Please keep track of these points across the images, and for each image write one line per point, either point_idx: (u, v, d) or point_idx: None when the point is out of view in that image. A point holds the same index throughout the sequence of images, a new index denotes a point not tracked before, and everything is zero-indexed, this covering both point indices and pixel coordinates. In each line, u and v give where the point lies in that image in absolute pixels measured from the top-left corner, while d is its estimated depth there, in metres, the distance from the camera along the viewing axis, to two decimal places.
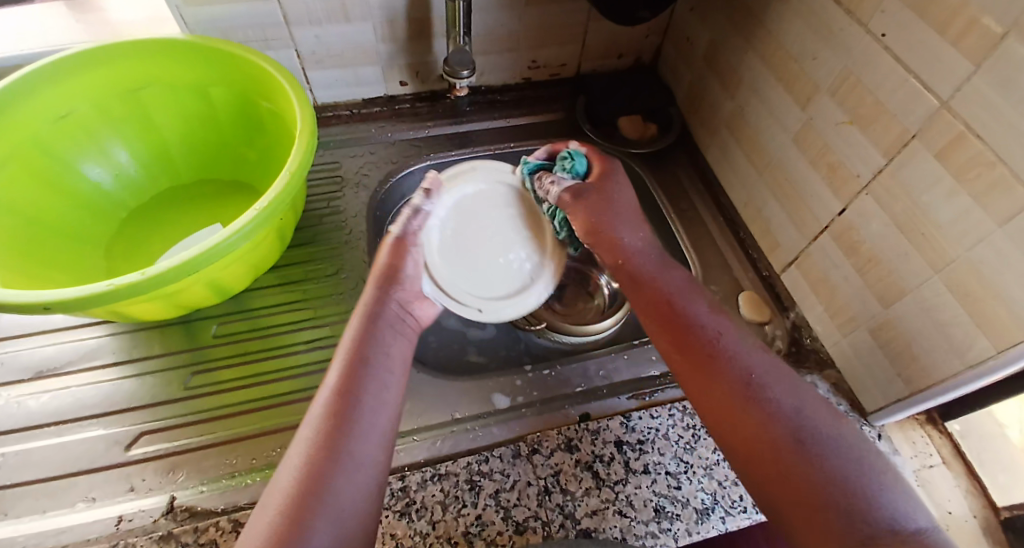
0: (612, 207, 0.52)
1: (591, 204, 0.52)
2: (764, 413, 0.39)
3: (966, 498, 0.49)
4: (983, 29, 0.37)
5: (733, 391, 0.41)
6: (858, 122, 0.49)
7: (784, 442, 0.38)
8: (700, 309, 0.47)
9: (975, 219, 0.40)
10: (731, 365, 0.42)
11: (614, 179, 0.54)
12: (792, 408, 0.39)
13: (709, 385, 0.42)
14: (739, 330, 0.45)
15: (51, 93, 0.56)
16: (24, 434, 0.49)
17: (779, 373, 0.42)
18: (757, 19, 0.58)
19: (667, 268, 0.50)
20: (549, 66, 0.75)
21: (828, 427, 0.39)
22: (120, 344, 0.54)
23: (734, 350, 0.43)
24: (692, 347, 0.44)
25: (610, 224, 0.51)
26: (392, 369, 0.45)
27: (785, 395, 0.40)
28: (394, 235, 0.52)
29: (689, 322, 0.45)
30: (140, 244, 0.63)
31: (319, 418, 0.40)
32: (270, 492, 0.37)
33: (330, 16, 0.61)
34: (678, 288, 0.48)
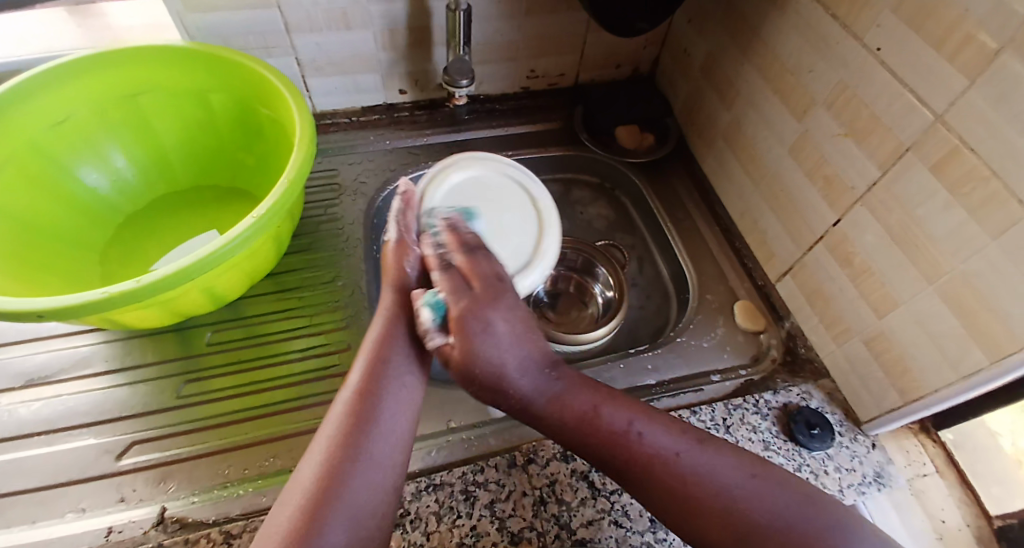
0: (489, 353, 0.44)
1: (459, 360, 0.44)
2: (714, 498, 0.40)
3: (958, 507, 0.49)
4: (979, 44, 0.38)
5: (674, 490, 0.40)
6: (854, 135, 0.49)
7: (744, 518, 0.39)
8: (613, 410, 0.44)
9: (969, 232, 0.41)
10: (663, 462, 0.42)
11: (480, 316, 0.45)
12: (734, 477, 0.41)
13: (653, 491, 0.41)
14: (662, 426, 0.44)
15: (50, 98, 0.56)
16: (13, 443, 0.48)
17: (704, 448, 0.42)
18: (753, 32, 0.59)
19: (563, 390, 0.45)
20: (547, 76, 0.76)
21: (775, 486, 0.41)
22: (112, 351, 0.54)
23: (656, 446, 0.42)
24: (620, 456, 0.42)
25: (489, 361, 0.44)
26: (414, 370, 0.45)
27: (725, 469, 0.41)
28: (393, 239, 0.51)
29: (608, 432, 0.43)
30: (134, 250, 0.62)
31: (341, 416, 0.40)
32: (291, 487, 0.37)
33: (330, 24, 0.61)
34: (586, 396, 0.45)
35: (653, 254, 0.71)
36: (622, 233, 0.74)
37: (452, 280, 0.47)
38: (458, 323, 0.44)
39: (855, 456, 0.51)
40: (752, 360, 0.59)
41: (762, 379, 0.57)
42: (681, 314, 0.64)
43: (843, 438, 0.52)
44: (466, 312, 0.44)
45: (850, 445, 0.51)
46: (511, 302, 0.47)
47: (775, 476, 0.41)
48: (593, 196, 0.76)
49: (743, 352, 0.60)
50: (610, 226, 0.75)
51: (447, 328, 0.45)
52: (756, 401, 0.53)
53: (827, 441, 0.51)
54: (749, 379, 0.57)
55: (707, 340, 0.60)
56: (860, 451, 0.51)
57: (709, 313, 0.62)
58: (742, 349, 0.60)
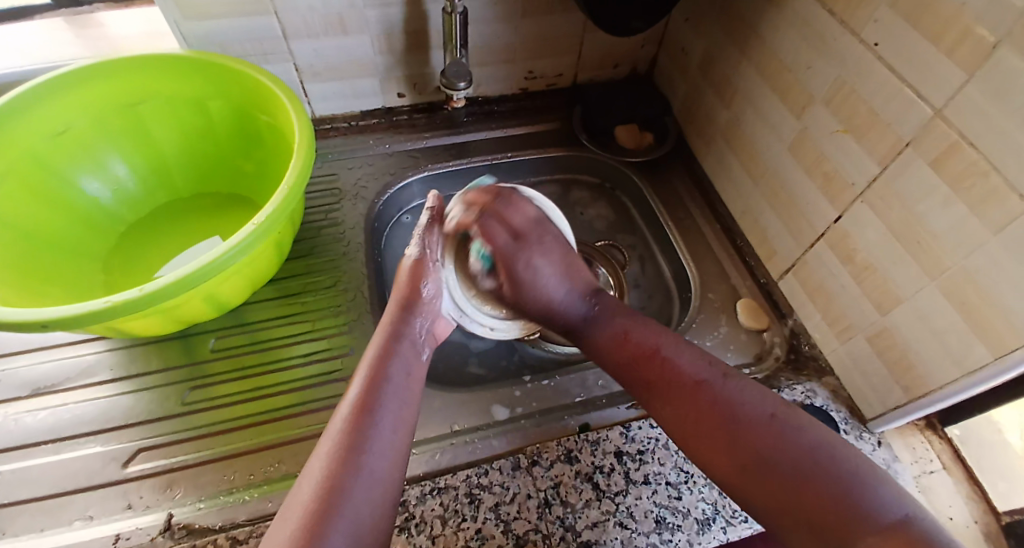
0: (541, 290, 0.51)
1: (507, 294, 0.51)
2: (734, 424, 0.41)
3: (967, 503, 0.49)
4: (976, 38, 0.37)
5: (698, 416, 0.42)
6: (853, 131, 0.49)
7: (750, 447, 0.39)
8: (642, 330, 0.49)
9: (970, 227, 0.40)
10: (689, 386, 0.44)
11: (529, 262, 0.51)
12: (758, 410, 0.41)
13: (675, 408, 0.43)
14: (689, 350, 0.46)
15: (49, 109, 0.57)
16: (20, 452, 0.49)
17: (729, 379, 0.43)
18: (751, 30, 0.59)
19: (604, 313, 0.52)
20: (545, 77, 0.76)
21: (796, 426, 0.40)
22: (117, 359, 0.54)
23: (676, 366, 0.45)
24: (649, 377, 0.46)
25: (540, 294, 0.51)
26: (409, 388, 0.45)
27: (749, 396, 0.42)
28: (411, 257, 0.51)
29: (638, 354, 0.47)
30: (137, 258, 0.63)
31: (340, 433, 0.40)
32: (290, 505, 0.37)
33: (327, 30, 0.61)
34: (619, 322, 0.50)
35: (655, 254, 0.71)
36: (623, 233, 0.73)
37: (493, 230, 0.50)
38: (506, 268, 0.50)
39: None
40: (756, 358, 0.59)
41: (766, 378, 0.57)
42: (684, 313, 0.64)
43: (848, 437, 0.52)
44: (511, 256, 0.50)
45: (856, 443, 0.51)
46: (552, 245, 0.53)
47: (796, 417, 0.40)
48: (593, 196, 0.76)
49: (746, 350, 0.59)
50: (611, 226, 0.74)
51: (495, 272, 0.52)
52: None
53: None
54: (753, 378, 0.57)
55: (710, 339, 0.60)
56: (866, 450, 0.51)
57: (711, 312, 0.62)
58: (745, 347, 0.60)
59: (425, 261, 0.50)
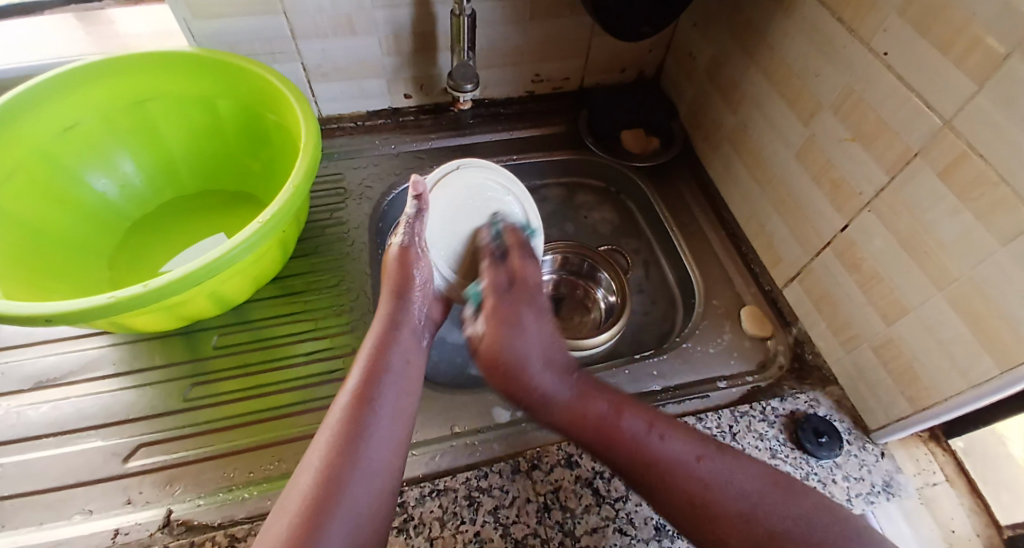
0: (521, 352, 0.50)
1: (487, 348, 0.50)
2: (719, 510, 0.41)
3: (969, 516, 0.48)
4: (986, 48, 0.37)
5: (686, 499, 0.41)
6: (862, 139, 0.49)
7: (757, 524, 0.40)
8: (632, 415, 0.46)
9: (979, 238, 0.40)
10: (684, 468, 0.42)
11: (518, 317, 0.52)
12: (757, 486, 0.42)
13: (665, 493, 0.42)
14: (674, 430, 0.45)
15: (59, 104, 0.57)
16: (22, 445, 0.49)
17: (721, 457, 0.43)
18: (760, 36, 0.59)
19: (591, 396, 0.47)
20: (552, 80, 0.76)
21: (792, 495, 0.42)
22: (121, 355, 0.54)
23: (669, 452, 0.43)
24: (639, 456, 0.43)
25: (523, 363, 0.49)
26: (408, 376, 0.46)
27: (737, 479, 0.42)
28: (398, 245, 0.52)
29: (626, 437, 0.44)
30: (142, 254, 0.63)
31: (338, 422, 0.41)
32: (290, 493, 0.37)
33: (335, 30, 0.61)
34: (602, 402, 0.47)
35: (659, 259, 0.71)
36: (627, 237, 0.73)
37: (495, 274, 0.54)
38: (494, 318, 0.51)
39: (864, 465, 0.50)
40: (760, 366, 0.58)
41: (769, 386, 0.56)
42: (687, 319, 0.64)
43: (851, 447, 0.51)
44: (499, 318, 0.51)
45: (859, 453, 0.51)
46: (547, 322, 0.54)
47: (790, 484, 0.43)
48: (598, 200, 0.76)
49: (749, 358, 0.59)
50: (615, 231, 0.74)
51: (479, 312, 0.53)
52: (762, 409, 0.53)
53: (835, 449, 0.50)
54: (756, 385, 0.56)
55: (713, 346, 0.60)
56: (868, 460, 0.50)
57: (715, 318, 0.62)
58: (749, 354, 0.59)
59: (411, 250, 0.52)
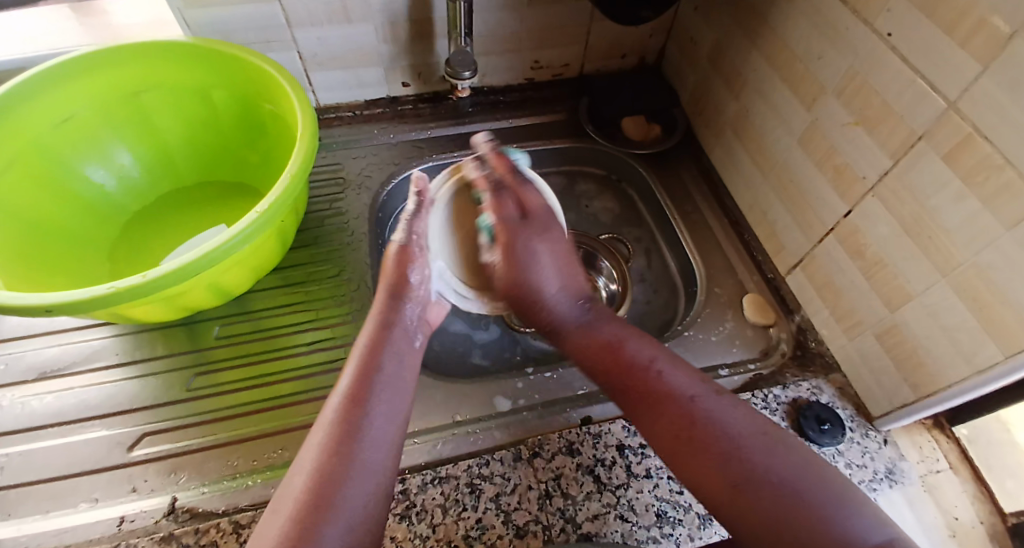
0: (536, 282, 0.51)
1: (500, 278, 0.52)
2: (705, 443, 0.39)
3: (973, 503, 0.48)
4: (991, 29, 0.36)
5: (676, 431, 0.41)
6: (865, 124, 0.48)
7: (743, 466, 0.38)
8: (638, 344, 0.47)
9: (983, 223, 0.39)
10: (679, 401, 0.42)
11: (522, 241, 0.52)
12: (747, 428, 0.40)
13: (659, 422, 0.42)
14: (680, 367, 0.45)
15: (56, 95, 0.57)
16: (29, 435, 0.50)
17: (720, 397, 0.42)
18: (762, 19, 0.58)
19: (597, 322, 0.50)
20: (552, 67, 0.75)
21: (788, 446, 0.39)
22: (124, 345, 0.55)
23: (666, 380, 0.44)
24: (631, 382, 0.45)
25: (535, 287, 0.51)
26: (402, 377, 0.45)
27: (731, 418, 0.41)
28: (396, 243, 0.51)
29: (631, 362, 0.46)
30: (143, 246, 0.63)
31: (333, 423, 0.40)
32: (283, 495, 0.37)
33: (332, 19, 0.61)
34: (614, 330, 0.49)
35: (662, 247, 0.70)
36: (629, 226, 0.73)
37: (502, 205, 0.53)
38: (506, 244, 0.51)
39: (867, 452, 0.50)
40: (762, 354, 0.58)
41: (771, 373, 0.56)
42: (689, 307, 0.64)
43: (854, 434, 0.51)
44: (510, 242, 0.51)
45: (862, 440, 0.51)
46: (554, 238, 0.53)
47: (787, 437, 0.40)
48: (599, 188, 0.76)
49: (751, 345, 0.59)
50: (617, 219, 0.74)
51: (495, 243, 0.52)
52: (764, 397, 0.53)
53: (838, 436, 0.50)
54: (758, 373, 0.56)
55: (715, 334, 0.59)
56: (872, 447, 0.50)
57: (717, 306, 0.61)
58: (751, 342, 0.59)
59: (411, 249, 0.51)
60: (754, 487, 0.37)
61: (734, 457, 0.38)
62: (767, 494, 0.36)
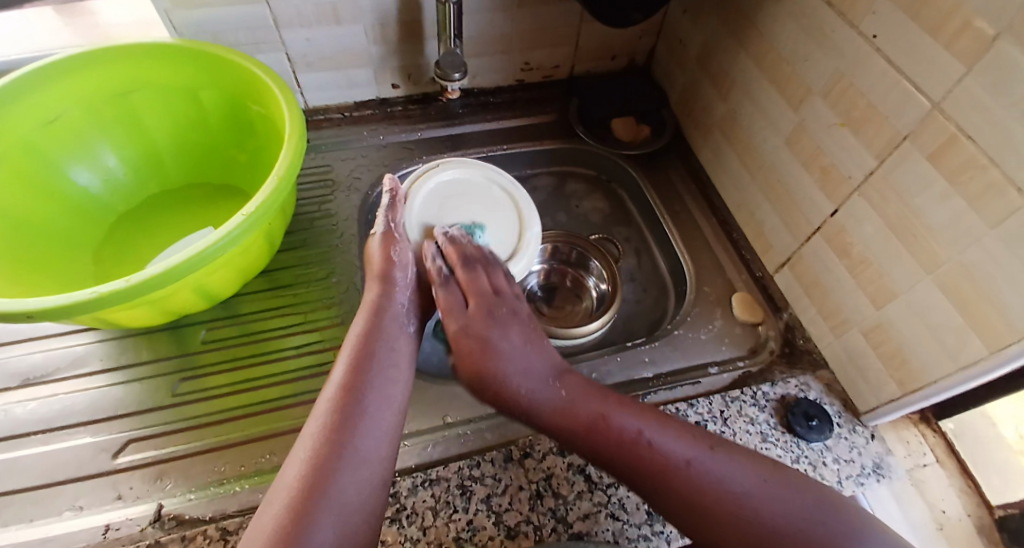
0: (501, 369, 0.48)
1: (462, 372, 0.49)
2: (719, 513, 0.40)
3: (959, 497, 0.49)
4: (976, 31, 0.37)
5: (683, 502, 0.41)
6: (851, 124, 0.48)
7: (748, 520, 0.40)
8: (631, 420, 0.44)
9: (968, 222, 0.40)
10: (681, 470, 0.42)
11: (482, 329, 0.50)
12: (749, 481, 0.41)
13: (664, 494, 0.41)
14: (671, 428, 0.44)
15: (41, 97, 0.56)
16: (11, 442, 0.49)
17: (717, 455, 0.43)
18: (750, 21, 0.58)
19: (572, 402, 0.46)
20: (542, 68, 0.75)
21: (793, 490, 0.41)
22: (108, 350, 0.54)
23: (664, 448, 0.43)
24: (621, 463, 0.43)
25: (499, 378, 0.47)
26: (398, 363, 0.46)
27: (732, 477, 0.41)
28: (381, 230, 0.53)
29: (619, 440, 0.43)
30: (128, 249, 0.62)
31: (327, 413, 0.40)
32: (277, 488, 0.37)
33: (320, 20, 0.60)
34: (595, 404, 0.46)
35: (651, 248, 0.70)
36: (618, 226, 0.73)
37: (450, 296, 0.52)
38: (461, 335, 0.50)
39: (855, 447, 0.50)
40: (750, 352, 0.58)
41: (759, 371, 0.56)
42: (678, 306, 0.64)
43: (841, 430, 0.51)
44: (461, 329, 0.50)
45: (849, 436, 0.51)
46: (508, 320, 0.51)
47: (793, 479, 0.42)
48: (589, 189, 0.76)
49: (740, 344, 0.59)
50: (606, 220, 0.74)
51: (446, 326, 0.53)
52: (753, 394, 0.53)
53: (825, 432, 0.50)
54: (747, 371, 0.56)
55: (704, 333, 0.60)
56: (859, 442, 0.51)
57: (706, 306, 0.62)
58: (740, 341, 0.59)
59: (394, 234, 0.53)
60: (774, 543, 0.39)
61: (746, 514, 0.40)
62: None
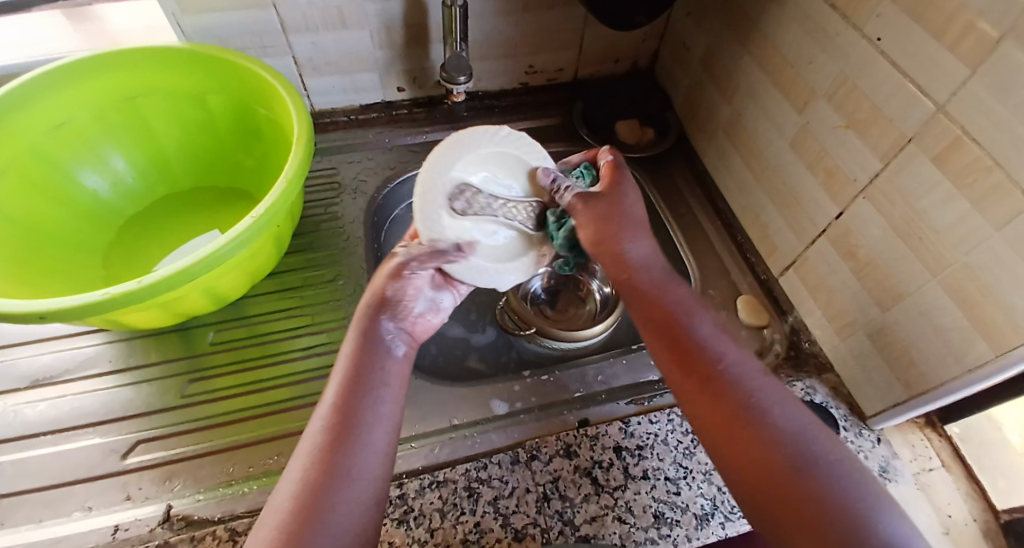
0: (626, 218, 0.48)
1: (599, 209, 0.48)
2: (762, 436, 0.36)
3: (966, 501, 0.49)
4: (979, 33, 0.37)
5: (732, 414, 0.37)
6: (855, 127, 0.49)
7: (799, 454, 0.35)
8: (702, 318, 0.43)
9: (972, 223, 0.40)
10: (744, 383, 0.39)
11: (624, 185, 0.50)
12: (801, 424, 0.37)
13: (713, 405, 0.38)
14: (742, 350, 0.41)
15: (51, 101, 0.57)
16: (21, 443, 0.49)
17: (784, 390, 0.39)
18: (753, 24, 0.58)
19: (671, 282, 0.46)
20: (546, 71, 0.76)
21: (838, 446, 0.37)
22: (117, 352, 0.54)
23: (736, 370, 0.39)
24: (693, 362, 0.40)
25: (622, 231, 0.47)
26: (390, 385, 0.42)
27: (786, 409, 0.38)
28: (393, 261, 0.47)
29: (693, 335, 0.42)
30: (136, 252, 0.63)
31: (318, 436, 0.39)
32: (270, 509, 0.36)
33: (328, 23, 0.61)
34: (681, 298, 0.44)
35: None
36: None
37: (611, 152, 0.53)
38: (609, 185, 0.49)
39: (861, 451, 0.50)
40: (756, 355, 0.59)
41: None
42: None
43: (848, 433, 0.52)
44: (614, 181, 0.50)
45: (856, 440, 0.51)
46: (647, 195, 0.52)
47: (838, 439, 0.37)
48: None
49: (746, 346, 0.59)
50: None
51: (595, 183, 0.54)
52: None
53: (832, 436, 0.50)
54: None
55: None
56: (865, 446, 0.51)
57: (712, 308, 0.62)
58: (745, 343, 0.60)
59: (403, 269, 0.47)
60: (814, 478, 0.34)
61: (793, 440, 0.36)
62: (830, 492, 0.33)
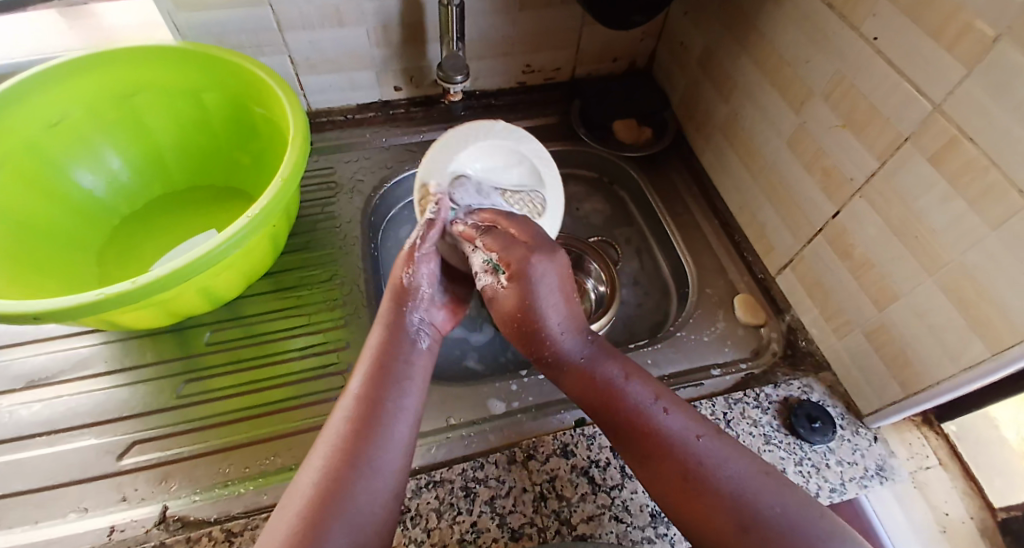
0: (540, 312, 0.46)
1: (508, 303, 0.47)
2: (711, 494, 0.38)
3: (963, 499, 0.49)
4: (976, 33, 0.37)
5: (675, 476, 0.40)
6: (852, 126, 0.49)
7: (749, 510, 0.37)
8: (640, 386, 0.45)
9: (968, 222, 0.40)
10: (682, 443, 0.41)
11: (534, 265, 0.47)
12: (751, 475, 0.39)
13: (659, 470, 0.40)
14: (681, 410, 0.44)
15: (44, 100, 0.56)
16: (15, 444, 0.49)
17: (723, 441, 0.41)
18: (751, 23, 0.58)
19: (602, 358, 0.47)
20: (543, 70, 0.75)
21: (781, 487, 0.39)
22: (112, 352, 0.54)
23: (676, 435, 0.41)
24: (635, 430, 0.42)
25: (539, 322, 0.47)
26: (414, 378, 0.44)
27: (732, 461, 0.40)
28: (406, 247, 0.49)
29: (626, 408, 0.44)
30: (131, 251, 0.63)
31: (342, 426, 0.39)
32: (291, 494, 0.37)
33: (324, 22, 0.61)
34: (613, 369, 0.46)
35: (652, 247, 0.71)
36: (619, 226, 0.74)
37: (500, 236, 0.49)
38: (519, 270, 0.46)
39: (857, 449, 0.50)
40: (753, 353, 0.58)
41: (763, 373, 0.56)
42: (682, 308, 0.64)
43: (844, 432, 0.51)
44: (523, 264, 0.46)
45: (852, 438, 0.51)
46: (564, 260, 0.49)
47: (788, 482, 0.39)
48: (589, 191, 0.76)
49: (743, 345, 0.59)
50: (607, 221, 0.75)
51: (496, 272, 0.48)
52: (756, 396, 0.53)
53: (829, 434, 0.50)
54: (750, 372, 0.56)
55: (707, 334, 0.60)
56: (862, 444, 0.51)
57: (709, 307, 0.62)
58: (742, 342, 0.59)
59: (415, 253, 0.49)
60: (755, 533, 0.36)
61: (737, 493, 0.38)
62: (775, 538, 0.36)
